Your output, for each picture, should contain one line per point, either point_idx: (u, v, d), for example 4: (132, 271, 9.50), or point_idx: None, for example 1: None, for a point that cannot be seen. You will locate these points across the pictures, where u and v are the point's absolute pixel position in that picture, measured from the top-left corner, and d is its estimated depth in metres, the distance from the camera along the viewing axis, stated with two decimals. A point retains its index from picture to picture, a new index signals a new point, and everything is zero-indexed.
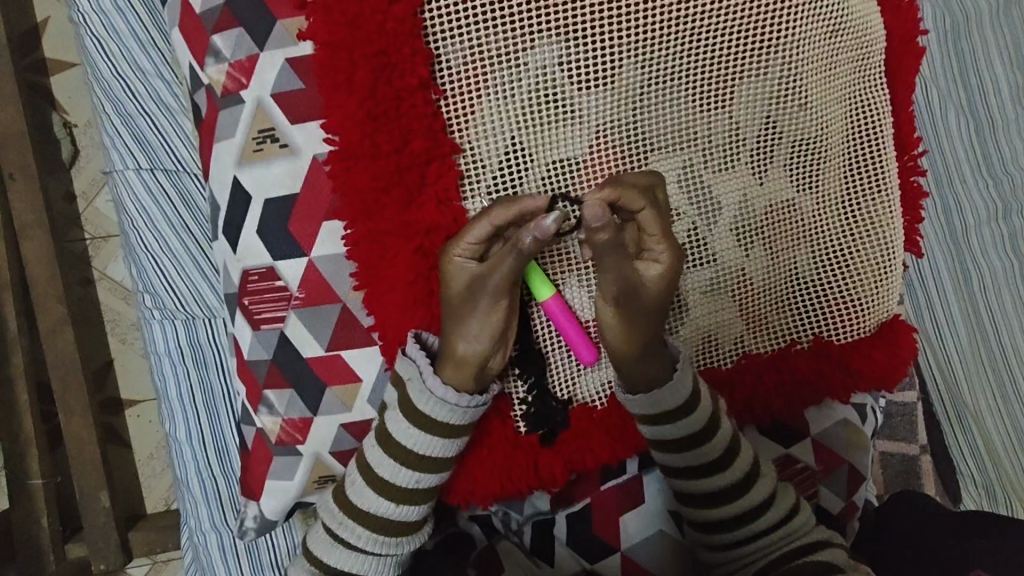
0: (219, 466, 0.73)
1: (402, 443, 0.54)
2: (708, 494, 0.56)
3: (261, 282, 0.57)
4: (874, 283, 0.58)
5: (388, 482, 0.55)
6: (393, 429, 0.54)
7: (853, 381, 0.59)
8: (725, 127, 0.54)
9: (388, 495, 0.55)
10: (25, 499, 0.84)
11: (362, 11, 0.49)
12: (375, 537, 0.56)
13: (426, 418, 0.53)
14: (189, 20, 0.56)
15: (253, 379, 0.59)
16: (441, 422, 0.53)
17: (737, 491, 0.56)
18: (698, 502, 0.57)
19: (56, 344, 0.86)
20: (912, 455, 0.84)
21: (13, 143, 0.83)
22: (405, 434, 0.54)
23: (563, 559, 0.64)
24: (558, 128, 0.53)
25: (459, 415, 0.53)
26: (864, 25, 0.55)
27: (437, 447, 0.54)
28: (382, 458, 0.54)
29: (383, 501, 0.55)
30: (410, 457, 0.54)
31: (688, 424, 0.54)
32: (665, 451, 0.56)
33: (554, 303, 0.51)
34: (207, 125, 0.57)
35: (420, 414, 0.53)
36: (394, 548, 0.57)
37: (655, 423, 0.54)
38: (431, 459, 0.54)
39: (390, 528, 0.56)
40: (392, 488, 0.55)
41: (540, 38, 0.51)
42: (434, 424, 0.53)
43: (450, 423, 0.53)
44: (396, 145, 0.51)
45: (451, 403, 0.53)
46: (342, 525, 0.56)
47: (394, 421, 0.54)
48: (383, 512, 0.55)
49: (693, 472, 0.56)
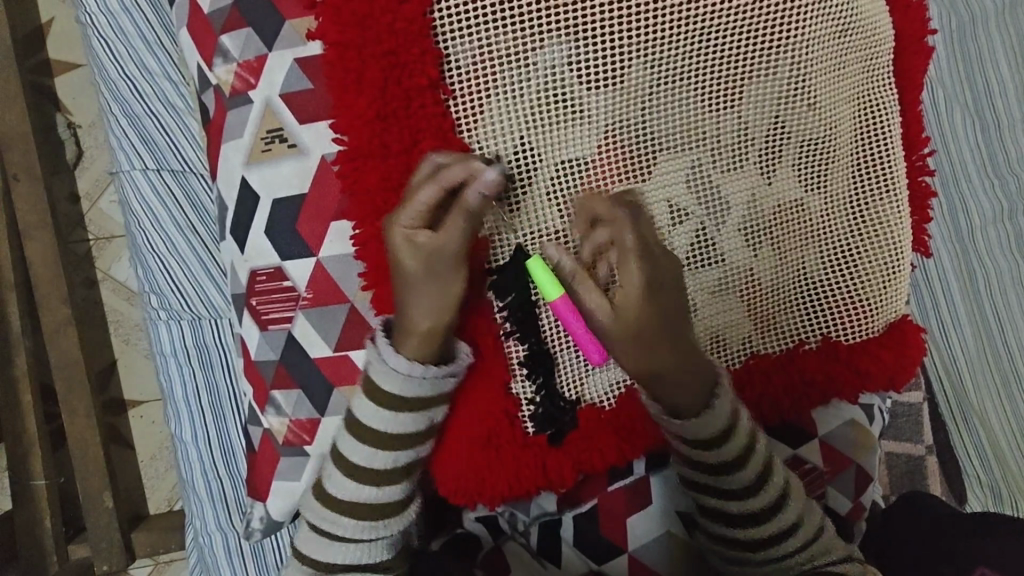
0: (225, 467, 0.73)
1: (372, 426, 0.54)
2: (735, 515, 0.56)
3: (268, 282, 0.58)
4: (881, 283, 0.58)
5: (362, 467, 0.55)
6: (362, 413, 0.54)
7: (861, 381, 0.59)
8: (733, 127, 0.54)
9: (366, 480, 0.55)
10: (28, 499, 0.84)
11: (372, 11, 0.49)
12: (359, 525, 0.56)
13: (392, 396, 0.53)
14: (199, 21, 0.56)
15: (260, 379, 0.59)
16: (408, 398, 0.54)
17: (765, 515, 0.55)
18: (723, 521, 0.56)
19: (59, 345, 0.85)
20: (918, 456, 0.83)
21: (18, 143, 0.83)
22: (376, 417, 0.54)
23: (570, 560, 0.64)
24: (566, 128, 0.52)
25: (426, 386, 0.54)
26: (872, 25, 0.55)
27: (407, 422, 0.54)
28: (359, 448, 0.55)
29: (364, 487, 0.55)
30: (385, 439, 0.55)
31: (727, 449, 0.54)
32: (702, 470, 0.55)
33: (564, 304, 0.50)
34: (215, 125, 0.57)
35: (391, 397, 0.53)
36: (381, 532, 0.57)
37: (693, 444, 0.54)
38: (404, 435, 0.55)
39: (374, 511, 0.56)
40: (370, 473, 0.55)
41: (549, 38, 0.51)
42: (404, 401, 0.54)
43: (418, 397, 0.54)
44: (406, 145, 0.51)
45: (417, 376, 0.53)
46: (331, 520, 0.56)
47: (362, 407, 0.54)
48: (365, 497, 0.56)
49: (725, 493, 0.55)
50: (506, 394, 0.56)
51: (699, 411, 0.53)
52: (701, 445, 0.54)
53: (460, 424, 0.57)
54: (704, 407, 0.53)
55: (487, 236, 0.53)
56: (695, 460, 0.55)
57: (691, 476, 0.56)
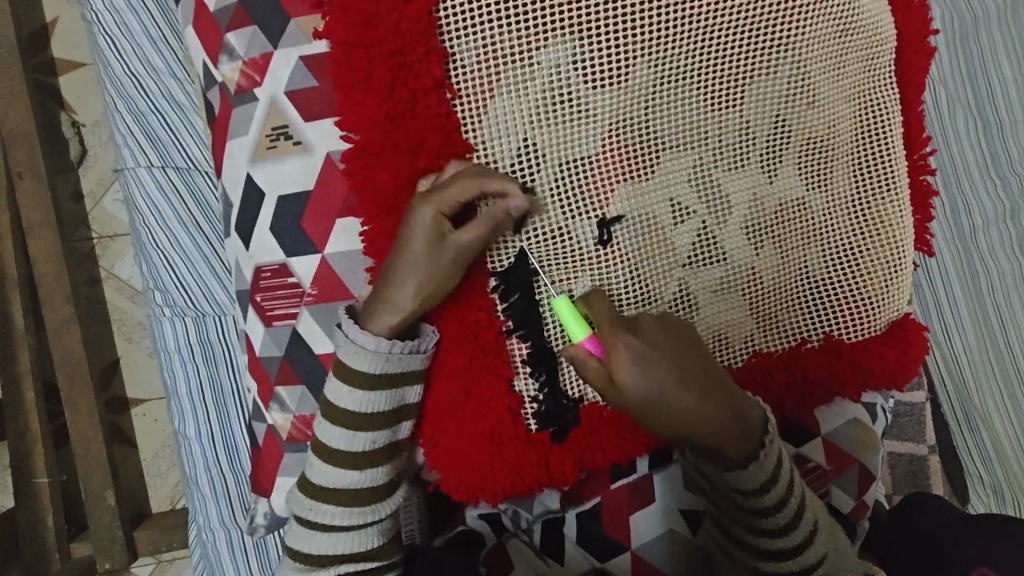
0: (229, 464, 0.73)
1: (347, 407, 0.54)
2: (766, 548, 0.54)
3: (273, 278, 0.58)
4: (884, 282, 0.58)
5: (343, 451, 0.55)
6: (335, 396, 0.54)
7: (864, 378, 0.59)
8: (736, 127, 0.54)
9: (347, 465, 0.55)
10: (29, 496, 0.84)
11: (378, 11, 0.49)
12: (347, 512, 0.56)
13: (362, 376, 0.54)
14: (203, 19, 0.56)
15: (264, 375, 0.60)
16: (374, 376, 0.54)
17: (789, 552, 0.54)
18: (750, 549, 0.54)
19: (63, 343, 0.86)
20: (921, 455, 0.82)
21: (21, 142, 0.83)
22: (350, 399, 0.54)
23: (574, 558, 0.64)
24: (571, 127, 0.52)
25: (395, 363, 0.54)
26: (874, 24, 0.56)
27: (382, 402, 0.55)
28: (335, 432, 0.55)
29: (347, 472, 0.55)
30: (359, 421, 0.55)
31: (763, 487, 0.52)
32: (733, 505, 0.53)
33: (592, 346, 0.48)
34: (219, 122, 0.58)
35: (362, 376, 0.53)
36: (370, 516, 0.56)
37: (734, 488, 0.52)
38: (377, 415, 0.55)
39: (361, 497, 0.56)
40: (353, 457, 0.55)
41: (554, 36, 0.51)
42: (372, 379, 0.54)
43: (387, 373, 0.54)
44: (413, 143, 0.51)
45: (384, 353, 0.53)
46: (316, 509, 0.56)
47: (335, 390, 0.54)
48: (347, 483, 0.55)
49: (757, 527, 0.53)
50: (510, 390, 0.56)
51: (744, 462, 0.51)
52: (734, 484, 0.52)
53: (456, 415, 0.56)
54: (749, 461, 0.51)
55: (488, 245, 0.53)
56: (728, 497, 0.53)
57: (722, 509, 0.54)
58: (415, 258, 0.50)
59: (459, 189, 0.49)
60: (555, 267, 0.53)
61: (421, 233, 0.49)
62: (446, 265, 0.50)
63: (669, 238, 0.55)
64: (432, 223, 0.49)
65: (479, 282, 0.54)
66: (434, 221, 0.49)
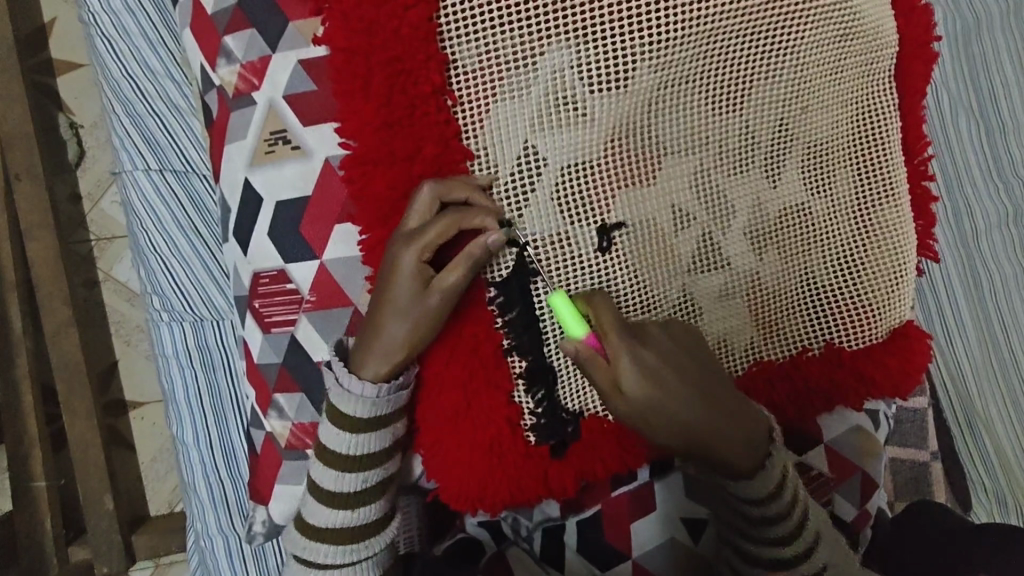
0: (227, 470, 0.72)
1: (335, 449, 0.54)
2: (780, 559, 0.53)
3: (272, 285, 0.57)
4: (886, 288, 0.58)
5: (332, 492, 0.55)
6: (325, 436, 0.55)
7: (865, 388, 0.58)
8: (738, 132, 0.54)
9: (340, 505, 0.55)
10: (27, 501, 0.83)
11: (377, 18, 0.48)
12: (340, 550, 0.56)
13: (349, 419, 0.54)
14: (201, 22, 0.55)
15: (263, 384, 0.59)
16: (361, 419, 0.54)
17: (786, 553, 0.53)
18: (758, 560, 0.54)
19: (62, 347, 0.85)
20: (923, 461, 0.84)
21: (20, 144, 0.82)
22: (340, 442, 0.54)
23: (574, 566, 0.63)
24: (573, 131, 0.52)
25: (383, 405, 0.54)
26: (875, 27, 0.55)
27: (372, 442, 0.55)
28: (326, 472, 0.55)
29: (338, 512, 0.55)
30: (349, 462, 0.55)
31: (774, 501, 0.52)
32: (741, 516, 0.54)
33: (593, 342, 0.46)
34: (217, 126, 0.57)
35: (348, 419, 0.54)
36: (363, 553, 0.56)
37: (740, 497, 0.53)
38: (365, 457, 0.55)
39: (355, 534, 0.56)
40: (343, 497, 0.55)
41: (555, 40, 0.50)
42: (359, 422, 0.54)
43: (374, 415, 0.54)
44: (409, 152, 0.50)
45: (371, 397, 0.53)
46: (308, 548, 0.56)
47: (325, 431, 0.55)
48: (341, 522, 0.55)
49: (766, 539, 0.53)
50: (509, 402, 0.55)
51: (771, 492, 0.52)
52: (746, 499, 0.53)
53: (455, 425, 0.55)
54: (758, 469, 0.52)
55: (484, 272, 0.53)
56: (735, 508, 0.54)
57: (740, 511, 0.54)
58: (400, 304, 0.50)
59: (439, 229, 0.49)
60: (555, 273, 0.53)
61: (404, 278, 0.50)
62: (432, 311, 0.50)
63: (672, 244, 0.54)
64: (418, 267, 0.49)
65: (478, 297, 0.53)
66: (418, 268, 0.49)
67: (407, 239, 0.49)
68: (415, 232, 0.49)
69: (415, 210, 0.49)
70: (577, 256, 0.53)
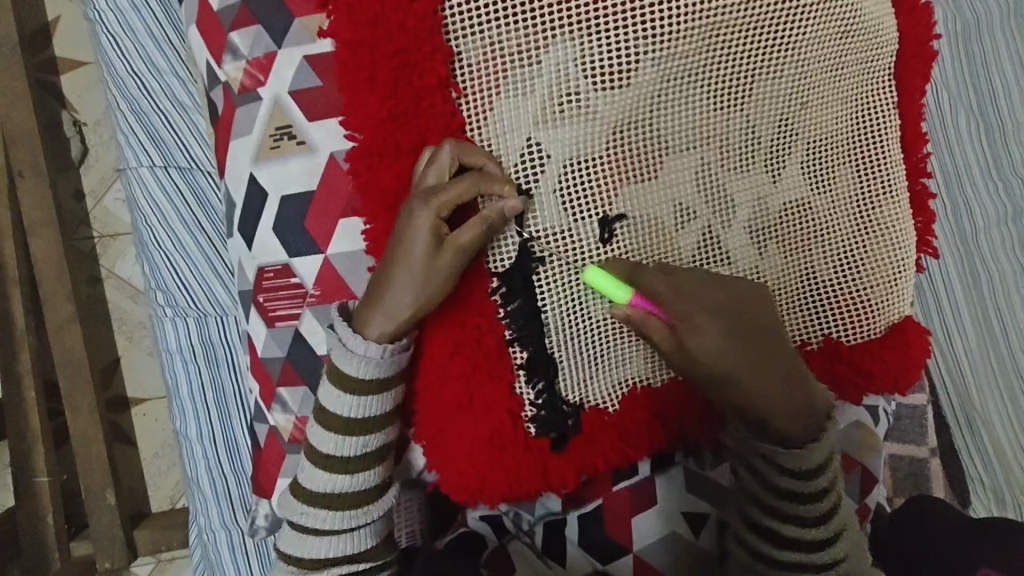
0: (230, 465, 0.73)
1: (335, 411, 0.54)
2: (786, 538, 0.53)
3: (276, 279, 0.58)
4: (885, 285, 0.58)
5: (332, 456, 0.55)
6: (325, 399, 0.55)
7: (863, 382, 0.59)
8: (740, 129, 0.54)
9: (339, 470, 0.55)
10: (30, 496, 0.84)
11: (383, 11, 0.49)
12: (337, 515, 0.55)
13: (351, 379, 0.54)
14: (207, 19, 0.56)
15: (266, 377, 0.60)
16: (364, 380, 0.54)
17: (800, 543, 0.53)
18: (765, 535, 0.54)
19: (65, 343, 0.85)
20: (921, 458, 0.80)
21: (24, 141, 0.83)
22: (339, 404, 0.54)
23: (575, 560, 0.64)
24: (576, 128, 0.52)
25: (385, 366, 0.54)
26: (876, 25, 0.56)
27: (371, 406, 0.55)
28: (325, 437, 0.55)
29: (336, 477, 0.55)
30: (348, 425, 0.55)
31: (813, 478, 0.53)
32: (766, 489, 0.54)
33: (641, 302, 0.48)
34: (223, 122, 0.58)
35: (350, 379, 0.54)
36: (362, 519, 0.56)
37: (778, 465, 0.53)
38: (368, 420, 0.55)
39: (353, 500, 0.56)
40: (343, 462, 0.55)
41: (558, 36, 0.51)
42: (362, 382, 0.54)
43: (377, 377, 0.54)
44: (413, 143, 0.51)
45: (375, 357, 0.53)
46: (307, 514, 0.55)
47: (326, 395, 0.55)
48: (340, 487, 0.55)
49: (787, 514, 0.53)
50: (510, 395, 0.55)
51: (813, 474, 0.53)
52: (780, 467, 0.53)
53: (457, 416, 0.56)
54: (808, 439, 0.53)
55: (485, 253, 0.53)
56: (764, 479, 0.54)
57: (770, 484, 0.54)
58: (411, 262, 0.50)
59: (457, 190, 0.49)
60: (559, 266, 0.53)
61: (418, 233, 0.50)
62: (436, 268, 0.50)
63: (674, 239, 0.54)
64: (432, 227, 0.49)
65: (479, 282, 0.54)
66: (433, 224, 0.49)
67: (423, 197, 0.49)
68: (432, 189, 0.49)
69: (432, 168, 0.50)
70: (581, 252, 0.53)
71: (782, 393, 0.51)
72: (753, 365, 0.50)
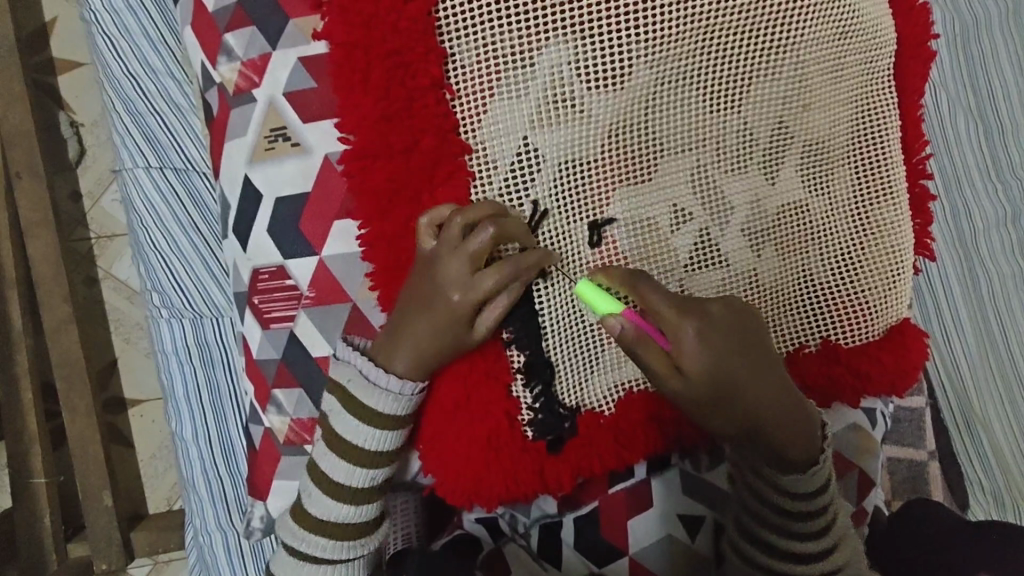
0: (226, 467, 0.72)
1: (350, 440, 0.53)
2: (790, 554, 0.53)
3: (272, 281, 0.58)
4: (882, 286, 0.58)
5: (341, 485, 0.54)
6: (341, 427, 0.54)
7: (861, 384, 0.59)
8: (736, 129, 0.54)
9: (346, 499, 0.55)
10: (27, 497, 0.84)
11: (376, 11, 0.49)
12: (337, 545, 0.55)
13: (370, 411, 0.53)
14: (202, 19, 0.56)
15: (261, 379, 0.59)
16: (384, 415, 0.53)
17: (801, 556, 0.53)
18: (769, 550, 0.54)
19: (62, 344, 0.85)
20: (920, 462, 0.80)
21: (20, 142, 0.83)
22: (356, 433, 0.53)
23: (570, 562, 0.63)
24: (570, 129, 0.52)
25: (403, 404, 0.53)
26: (874, 26, 0.55)
27: (385, 440, 0.54)
28: (338, 465, 0.54)
29: (342, 506, 0.55)
30: (363, 456, 0.54)
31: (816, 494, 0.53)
32: (771, 508, 0.53)
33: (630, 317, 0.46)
34: (218, 124, 0.57)
35: (371, 412, 0.53)
36: (359, 550, 0.56)
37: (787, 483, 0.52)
38: (379, 453, 0.54)
39: (353, 531, 0.56)
40: (350, 491, 0.55)
41: (553, 37, 0.51)
42: (380, 416, 0.53)
43: (394, 414, 0.53)
44: (408, 145, 0.50)
45: (396, 392, 0.53)
46: (306, 539, 0.55)
47: (342, 423, 0.54)
48: (344, 517, 0.55)
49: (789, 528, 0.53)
50: (506, 398, 0.55)
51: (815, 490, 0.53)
52: (785, 487, 0.52)
53: (456, 423, 0.56)
54: (809, 465, 0.52)
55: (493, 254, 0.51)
56: (768, 498, 0.53)
57: (773, 500, 0.53)
58: (428, 294, 0.50)
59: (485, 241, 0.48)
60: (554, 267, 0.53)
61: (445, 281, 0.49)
62: (449, 310, 0.50)
63: (669, 241, 0.54)
64: (458, 283, 0.49)
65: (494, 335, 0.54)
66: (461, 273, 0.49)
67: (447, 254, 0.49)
68: (461, 245, 0.48)
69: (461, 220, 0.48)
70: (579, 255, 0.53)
71: (788, 409, 0.50)
72: (760, 377, 0.48)
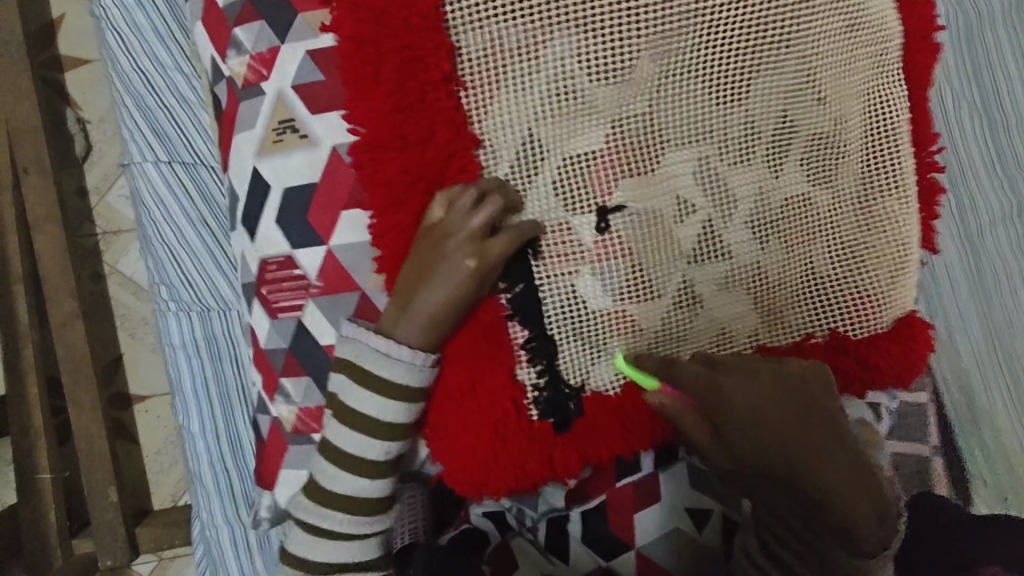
0: (233, 460, 0.73)
1: (368, 414, 0.53)
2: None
3: (280, 271, 0.58)
4: (888, 277, 0.58)
5: (360, 460, 0.54)
6: (356, 402, 0.53)
7: (871, 377, 0.58)
8: (740, 122, 0.54)
9: (362, 473, 0.55)
10: (31, 492, 0.84)
11: (386, 8, 0.49)
12: (352, 519, 0.55)
13: (384, 382, 0.53)
14: (212, 13, 0.56)
15: (270, 368, 0.60)
16: (400, 386, 0.53)
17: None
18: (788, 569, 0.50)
19: (68, 338, 0.85)
20: (926, 455, 0.79)
21: (26, 137, 0.83)
22: (372, 406, 0.53)
23: (578, 557, 0.64)
24: (575, 121, 0.53)
25: (417, 375, 0.53)
26: (878, 21, 0.56)
27: (399, 413, 0.54)
28: (354, 439, 0.54)
29: (358, 480, 0.55)
30: (378, 429, 0.54)
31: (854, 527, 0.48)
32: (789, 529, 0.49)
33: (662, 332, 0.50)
34: (227, 116, 0.58)
35: (387, 385, 0.53)
36: (376, 525, 0.56)
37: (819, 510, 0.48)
38: (394, 426, 0.54)
39: (367, 507, 0.56)
40: (366, 466, 0.54)
41: (559, 30, 0.51)
42: (395, 388, 0.53)
43: (410, 386, 0.53)
44: (421, 136, 0.51)
45: (409, 361, 0.52)
46: (322, 515, 0.55)
47: (356, 397, 0.53)
48: (362, 491, 0.55)
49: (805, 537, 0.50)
50: (513, 381, 0.55)
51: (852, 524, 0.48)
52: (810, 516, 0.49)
53: (462, 405, 0.55)
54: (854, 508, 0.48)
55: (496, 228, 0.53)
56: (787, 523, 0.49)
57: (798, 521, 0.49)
58: (442, 280, 0.51)
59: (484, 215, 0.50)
60: (557, 257, 0.54)
61: (448, 257, 0.50)
62: (453, 290, 0.51)
63: (673, 233, 0.55)
64: (463, 257, 0.50)
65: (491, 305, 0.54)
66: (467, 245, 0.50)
67: (446, 233, 0.50)
68: (460, 225, 0.50)
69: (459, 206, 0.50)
70: (585, 245, 0.54)
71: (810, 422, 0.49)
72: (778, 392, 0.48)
